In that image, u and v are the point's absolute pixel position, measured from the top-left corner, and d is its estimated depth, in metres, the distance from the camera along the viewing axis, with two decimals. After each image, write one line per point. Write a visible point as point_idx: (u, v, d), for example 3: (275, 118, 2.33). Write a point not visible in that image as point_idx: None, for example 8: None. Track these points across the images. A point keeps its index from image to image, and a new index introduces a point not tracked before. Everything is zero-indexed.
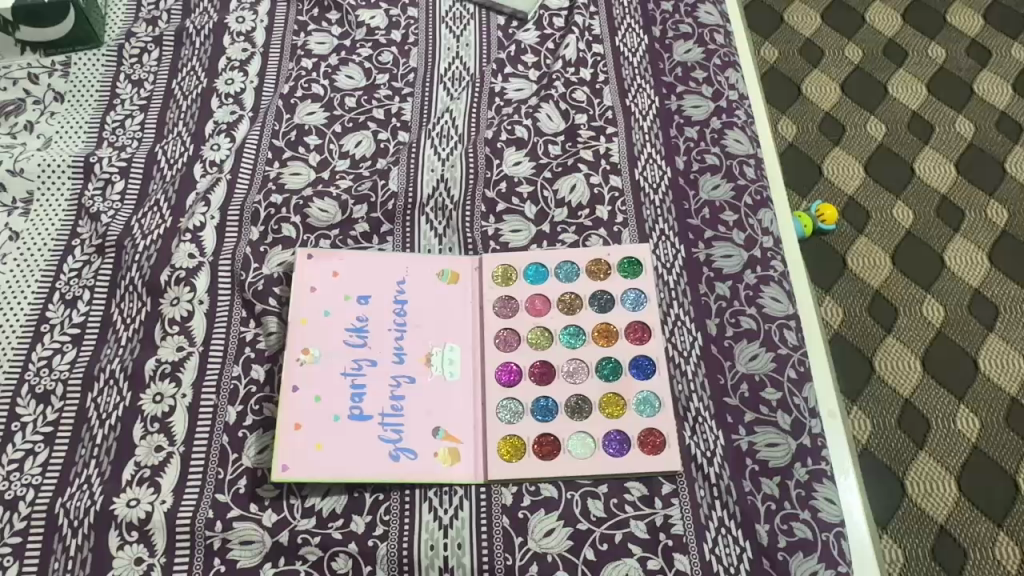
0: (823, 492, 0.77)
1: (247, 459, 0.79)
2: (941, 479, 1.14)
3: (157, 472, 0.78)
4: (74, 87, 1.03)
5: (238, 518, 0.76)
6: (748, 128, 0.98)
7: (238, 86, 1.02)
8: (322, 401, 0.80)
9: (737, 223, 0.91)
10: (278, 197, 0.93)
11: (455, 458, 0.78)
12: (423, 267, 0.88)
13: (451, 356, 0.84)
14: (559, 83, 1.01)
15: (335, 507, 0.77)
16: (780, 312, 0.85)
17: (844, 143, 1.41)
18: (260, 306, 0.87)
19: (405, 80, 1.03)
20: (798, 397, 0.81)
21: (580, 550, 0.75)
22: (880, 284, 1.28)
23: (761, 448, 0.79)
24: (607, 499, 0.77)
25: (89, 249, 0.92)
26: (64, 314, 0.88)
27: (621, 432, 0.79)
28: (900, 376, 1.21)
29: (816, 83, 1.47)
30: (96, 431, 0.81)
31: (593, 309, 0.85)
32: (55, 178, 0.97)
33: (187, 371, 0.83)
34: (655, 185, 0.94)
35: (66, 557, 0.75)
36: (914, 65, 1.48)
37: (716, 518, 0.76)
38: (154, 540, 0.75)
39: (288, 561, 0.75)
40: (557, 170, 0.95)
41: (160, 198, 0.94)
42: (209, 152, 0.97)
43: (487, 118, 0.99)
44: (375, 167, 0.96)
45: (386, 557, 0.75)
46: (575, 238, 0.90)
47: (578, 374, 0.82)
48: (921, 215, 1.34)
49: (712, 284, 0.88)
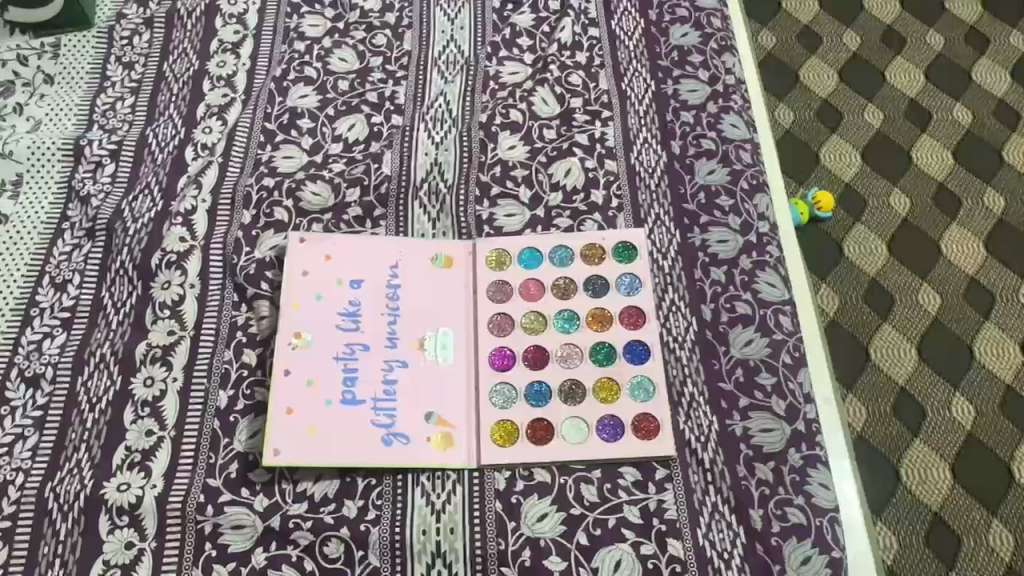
0: (818, 477, 0.76)
1: (238, 444, 0.78)
2: (935, 466, 1.14)
3: (148, 456, 0.78)
4: (64, 69, 1.02)
5: (229, 502, 0.76)
6: (745, 113, 0.97)
7: (230, 69, 1.01)
8: (314, 385, 0.79)
9: (732, 209, 0.90)
10: (270, 180, 0.93)
11: (448, 443, 0.78)
12: (416, 252, 0.87)
13: (444, 341, 0.83)
14: (555, 66, 1.00)
15: (327, 491, 0.76)
16: (776, 297, 0.85)
17: (841, 130, 1.40)
18: (252, 290, 0.86)
19: (399, 63, 1.02)
20: (793, 382, 0.81)
21: (573, 535, 0.74)
22: (876, 272, 1.28)
23: (755, 434, 0.79)
24: (601, 484, 0.76)
25: (78, 232, 0.91)
26: (54, 298, 0.87)
27: (615, 417, 0.79)
28: (895, 363, 1.21)
29: (814, 70, 1.46)
30: (87, 415, 0.80)
31: (588, 294, 0.85)
32: (45, 161, 0.96)
33: (178, 354, 0.83)
34: (651, 170, 0.93)
35: (56, 541, 0.75)
36: (912, 52, 1.47)
37: (709, 503, 0.76)
38: (144, 525, 0.75)
39: (280, 546, 0.74)
40: (552, 155, 0.94)
41: (151, 181, 0.93)
42: (200, 135, 0.96)
43: (482, 101, 0.98)
44: (368, 150, 0.95)
45: (378, 542, 0.74)
46: (570, 223, 0.90)
47: (573, 359, 0.82)
48: (917, 202, 1.33)
49: (707, 269, 0.87)
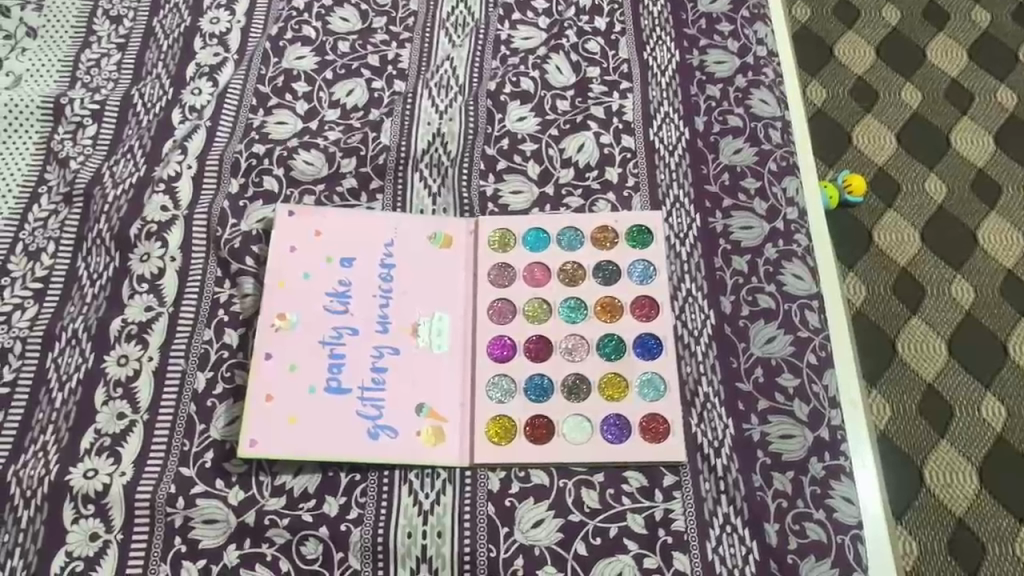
0: (840, 490, 0.70)
1: (215, 431, 0.73)
2: (962, 471, 1.07)
3: (118, 441, 0.73)
4: (47, 22, 0.96)
5: (202, 494, 0.70)
6: (776, 88, 0.89)
7: (224, 26, 0.95)
8: (297, 370, 0.74)
9: (759, 192, 0.83)
10: (261, 146, 0.86)
11: (439, 439, 0.72)
12: (414, 229, 0.81)
13: (440, 327, 0.77)
14: (571, 32, 0.93)
15: (307, 486, 0.71)
16: (802, 290, 0.78)
17: (877, 109, 1.31)
18: (236, 266, 0.80)
19: (404, 24, 0.94)
20: (817, 384, 0.74)
21: (571, 544, 0.68)
22: (908, 262, 1.20)
23: (774, 440, 0.72)
24: (603, 489, 0.70)
25: (56, 197, 0.85)
26: (27, 267, 0.81)
27: (621, 417, 0.73)
28: (924, 360, 1.14)
29: (849, 45, 1.37)
30: (56, 394, 0.75)
31: (597, 281, 0.78)
32: (22, 120, 0.90)
33: (155, 332, 0.77)
34: (671, 147, 0.85)
35: (17, 530, 0.70)
36: (956, 28, 1.37)
37: (721, 515, 0.69)
38: (111, 515, 0.70)
39: (254, 543, 0.69)
40: (565, 128, 0.87)
41: (135, 144, 0.87)
42: (189, 97, 0.90)
43: (491, 68, 0.91)
44: (367, 118, 0.88)
45: (359, 543, 0.69)
46: (581, 202, 0.83)
47: (578, 351, 0.75)
48: (955, 189, 1.25)
49: (728, 258, 0.80)
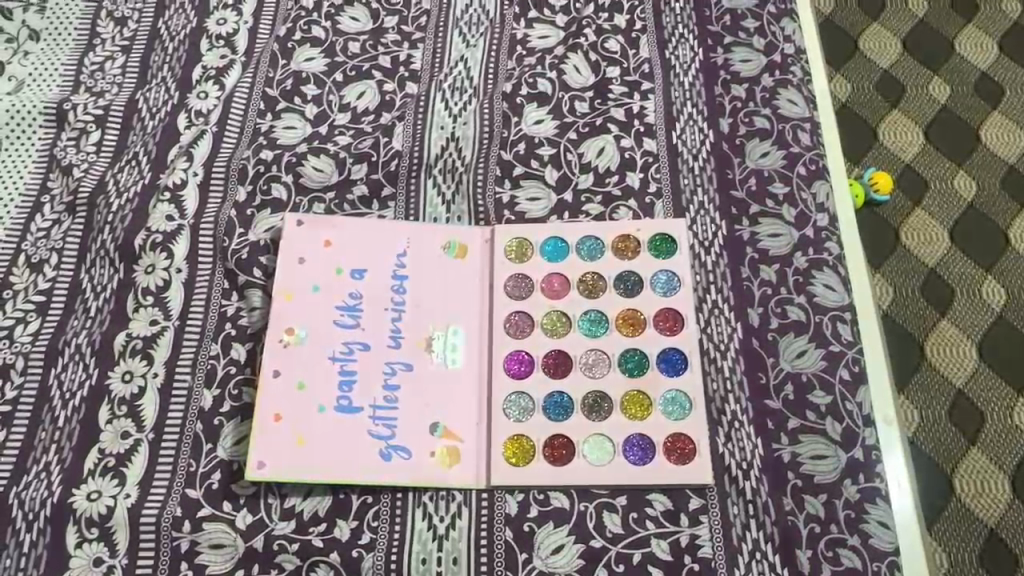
0: (876, 515, 0.66)
1: (222, 451, 0.70)
2: (995, 480, 1.03)
3: (122, 461, 0.70)
4: (51, 25, 0.93)
5: (208, 518, 0.68)
6: (805, 87, 0.85)
7: (231, 27, 0.92)
8: (306, 387, 0.71)
9: (787, 197, 0.79)
10: (269, 152, 0.83)
11: (453, 460, 0.69)
12: (427, 238, 0.78)
13: (454, 341, 0.74)
14: (590, 30, 0.89)
15: (317, 510, 0.68)
16: (834, 302, 0.74)
17: (904, 104, 1.27)
18: (244, 278, 0.77)
19: (416, 24, 0.91)
20: (850, 402, 0.71)
21: (592, 571, 0.65)
22: (937, 263, 1.16)
23: (806, 460, 0.69)
24: (626, 513, 0.67)
25: (59, 206, 0.83)
26: (29, 279, 0.79)
27: (644, 436, 0.69)
28: (955, 365, 1.10)
29: (875, 37, 1.32)
30: (59, 413, 0.73)
31: (619, 292, 0.75)
32: (24, 127, 0.87)
33: (160, 347, 0.75)
34: (695, 151, 0.82)
35: (19, 554, 0.67)
36: (985, 20, 1.32)
37: (750, 541, 0.66)
38: (115, 539, 0.67)
39: (262, 570, 0.66)
40: (584, 131, 0.83)
41: (139, 151, 0.85)
42: (195, 100, 0.87)
43: (507, 68, 0.88)
44: (378, 122, 0.85)
45: (372, 569, 0.66)
46: (601, 210, 0.80)
47: (598, 367, 0.72)
48: (986, 187, 1.20)
49: (756, 267, 0.76)
